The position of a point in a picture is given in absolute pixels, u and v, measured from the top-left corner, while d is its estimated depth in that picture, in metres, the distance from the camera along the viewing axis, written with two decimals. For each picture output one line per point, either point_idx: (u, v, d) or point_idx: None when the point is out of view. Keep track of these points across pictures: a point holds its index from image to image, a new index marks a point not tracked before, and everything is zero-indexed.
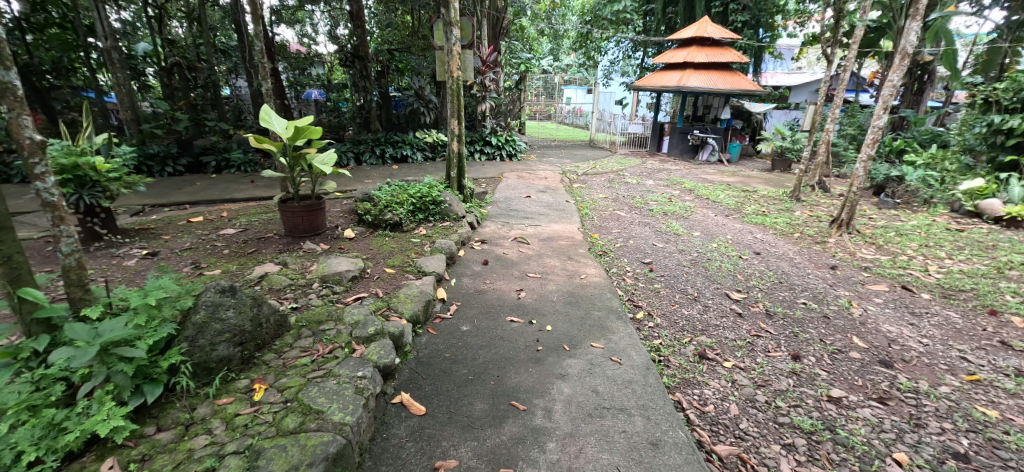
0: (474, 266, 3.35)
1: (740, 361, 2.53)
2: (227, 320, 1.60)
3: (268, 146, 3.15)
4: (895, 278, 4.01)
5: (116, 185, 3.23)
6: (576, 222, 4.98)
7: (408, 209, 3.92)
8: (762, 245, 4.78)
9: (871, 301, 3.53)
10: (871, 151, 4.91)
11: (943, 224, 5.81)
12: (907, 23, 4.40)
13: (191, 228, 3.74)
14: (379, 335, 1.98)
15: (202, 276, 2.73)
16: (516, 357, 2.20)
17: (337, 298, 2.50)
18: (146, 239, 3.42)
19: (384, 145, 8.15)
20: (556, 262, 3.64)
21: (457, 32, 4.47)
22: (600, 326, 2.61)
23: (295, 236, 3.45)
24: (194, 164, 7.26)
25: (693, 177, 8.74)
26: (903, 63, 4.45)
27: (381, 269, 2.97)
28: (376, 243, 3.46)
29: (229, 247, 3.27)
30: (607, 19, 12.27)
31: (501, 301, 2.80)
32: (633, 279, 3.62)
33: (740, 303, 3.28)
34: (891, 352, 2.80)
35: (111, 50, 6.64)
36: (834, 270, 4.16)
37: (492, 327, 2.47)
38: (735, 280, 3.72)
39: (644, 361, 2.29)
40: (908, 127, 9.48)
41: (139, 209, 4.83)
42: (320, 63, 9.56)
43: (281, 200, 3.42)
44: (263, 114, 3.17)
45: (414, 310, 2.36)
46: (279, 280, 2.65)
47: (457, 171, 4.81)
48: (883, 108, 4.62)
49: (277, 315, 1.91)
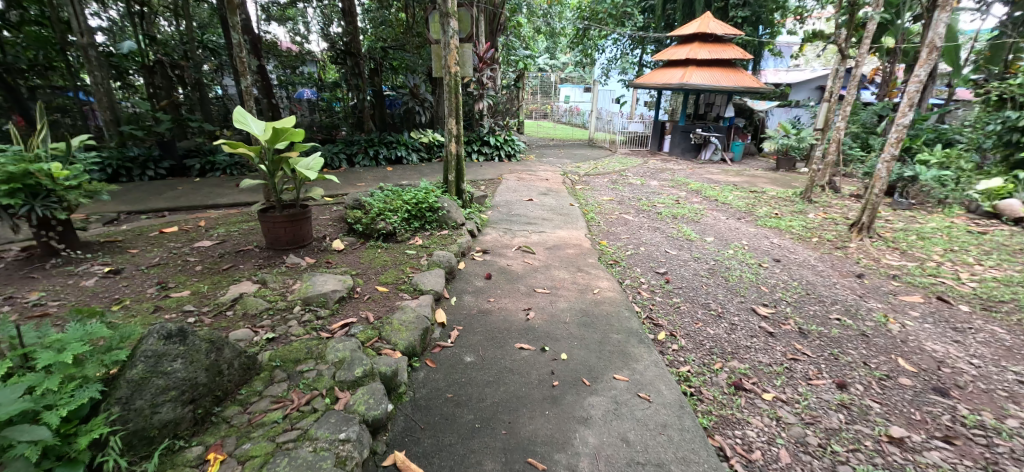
0: (476, 281, 3.03)
1: (781, 392, 2.23)
2: (173, 374, 1.30)
3: (244, 151, 2.82)
4: (929, 287, 3.71)
5: (75, 194, 2.91)
6: (582, 228, 4.68)
7: (403, 217, 3.59)
8: (780, 250, 4.49)
9: (907, 315, 3.24)
10: (894, 151, 4.63)
11: (964, 226, 5.55)
12: (937, 14, 4.15)
13: (164, 239, 3.42)
14: (368, 378, 1.66)
15: (168, 300, 2.41)
16: (530, 396, 1.89)
17: (321, 326, 2.19)
18: (112, 254, 3.09)
19: (377, 146, 7.81)
20: (565, 274, 3.32)
21: (455, 25, 4.14)
22: (622, 353, 2.30)
23: (277, 249, 3.11)
24: (177, 167, 6.89)
25: (697, 178, 8.46)
26: (932, 57, 4.18)
27: (372, 287, 2.65)
28: (367, 256, 3.13)
29: (202, 262, 2.94)
30: (606, 15, 11.99)
31: (507, 324, 2.49)
32: (650, 292, 3.31)
33: (769, 321, 2.97)
34: (944, 375, 2.51)
35: (88, 48, 6.24)
36: (861, 278, 3.88)
37: (499, 358, 2.15)
38: (760, 292, 3.42)
39: (676, 397, 1.98)
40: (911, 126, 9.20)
41: (113, 218, 4.51)
42: (312, 61, 9.19)
43: (261, 210, 3.09)
44: (236, 117, 2.84)
45: (409, 340, 2.05)
46: (256, 303, 2.34)
47: (456, 174, 4.48)
48: (908, 104, 4.35)
49: (245, 355, 1.59)
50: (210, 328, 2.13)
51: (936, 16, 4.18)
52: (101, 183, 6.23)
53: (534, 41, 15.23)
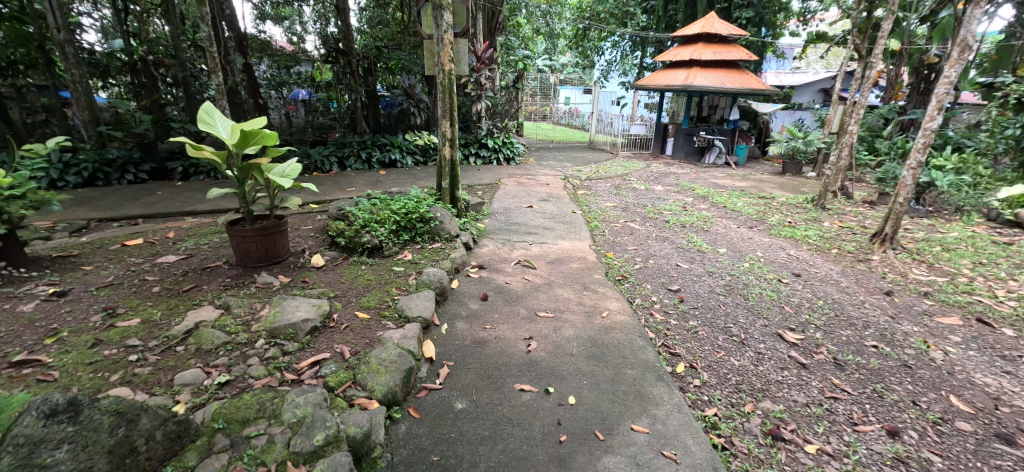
0: (470, 303, 2.70)
1: (825, 442, 1.92)
2: (54, 467, 0.98)
3: (208, 155, 2.49)
4: (965, 307, 3.41)
5: (17, 205, 2.58)
6: (586, 238, 4.36)
7: (391, 229, 3.27)
8: (799, 264, 4.18)
9: (948, 341, 2.93)
10: (920, 158, 4.31)
11: (988, 236, 5.26)
12: (969, 12, 3.87)
13: (125, 253, 3.08)
14: (331, 446, 1.34)
15: (112, 331, 2.07)
16: (533, 457, 1.56)
17: (287, 365, 1.88)
18: (62, 271, 2.75)
19: (370, 148, 7.47)
20: (570, 294, 2.99)
21: (449, 19, 3.84)
22: (639, 394, 1.98)
23: (248, 266, 2.78)
24: (159, 170, 6.54)
25: (703, 182, 8.16)
26: (965, 55, 3.88)
27: (351, 313, 2.32)
28: (349, 274, 2.80)
29: (162, 282, 2.60)
30: (608, 14, 11.71)
31: (505, 358, 2.16)
32: (664, 314, 2.98)
33: (800, 349, 2.65)
34: (1003, 417, 2.20)
35: (65, 44, 5.93)
36: (890, 296, 3.57)
37: (496, 404, 1.82)
38: (784, 313, 3.10)
39: (707, 455, 1.66)
40: (917, 129, 8.86)
41: (81, 227, 4.18)
42: (308, 61, 8.32)
43: (229, 223, 2.77)
44: (200, 116, 2.52)
45: (388, 386, 1.72)
46: (212, 337, 2.00)
47: (450, 181, 4.16)
48: (937, 107, 4.07)
49: (172, 421, 1.28)
50: (155, 369, 1.80)
51: (968, 14, 3.90)
52: (75, 187, 5.88)
53: (533, 42, 14.96)
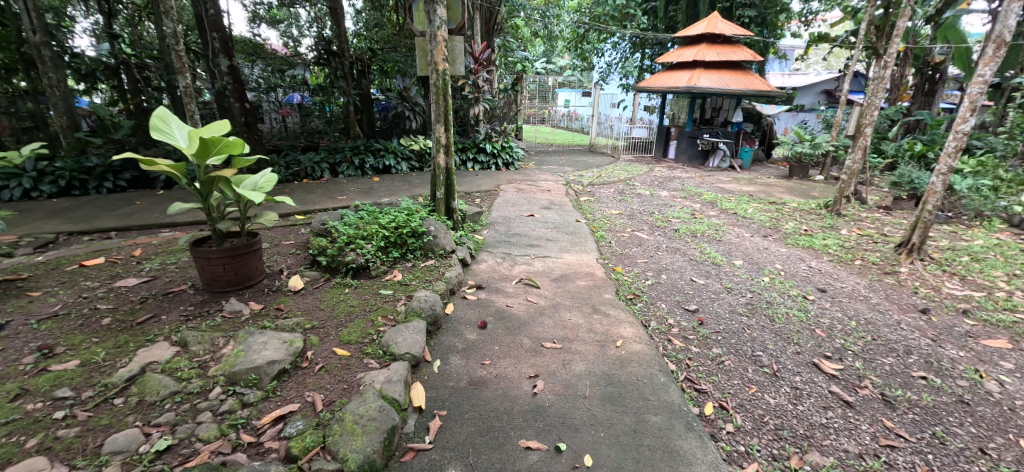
0: (467, 334, 2.38)
1: None
2: None
3: (164, 167, 2.18)
4: (1012, 328, 3.09)
5: None
6: (592, 250, 4.05)
7: (380, 245, 2.96)
8: (822, 277, 3.87)
9: (1002, 368, 2.61)
10: (949, 162, 4.05)
11: (1016, 244, 4.95)
12: (1005, 5, 3.60)
13: (82, 276, 2.75)
14: None
15: (42, 377, 1.75)
16: None
17: (246, 421, 1.57)
18: (4, 299, 2.42)
19: (364, 153, 7.16)
20: (578, 318, 2.67)
21: (443, 14, 3.55)
22: (668, 450, 1.66)
23: (216, 292, 2.46)
24: (140, 178, 6.21)
25: (710, 187, 7.87)
26: (1000, 53, 3.60)
27: (329, 350, 2.01)
28: (330, 300, 2.49)
29: (116, 312, 2.27)
30: (608, 16, 11.27)
31: (508, 404, 1.84)
32: (684, 340, 2.65)
33: (841, 383, 2.33)
34: None
35: (41, 47, 5.60)
36: (926, 315, 3.25)
37: (497, 469, 1.51)
38: (815, 337, 2.79)
39: None
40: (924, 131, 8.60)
41: (48, 241, 3.88)
42: (302, 64, 8.07)
43: (194, 243, 2.44)
44: (155, 121, 2.21)
45: (365, 452, 1.41)
46: (158, 385, 1.68)
47: (444, 191, 3.85)
48: (970, 108, 3.79)
49: None
50: (83, 431, 1.48)
51: (1003, 8, 3.64)
52: (51, 197, 5.55)
53: (531, 44, 14.70)
